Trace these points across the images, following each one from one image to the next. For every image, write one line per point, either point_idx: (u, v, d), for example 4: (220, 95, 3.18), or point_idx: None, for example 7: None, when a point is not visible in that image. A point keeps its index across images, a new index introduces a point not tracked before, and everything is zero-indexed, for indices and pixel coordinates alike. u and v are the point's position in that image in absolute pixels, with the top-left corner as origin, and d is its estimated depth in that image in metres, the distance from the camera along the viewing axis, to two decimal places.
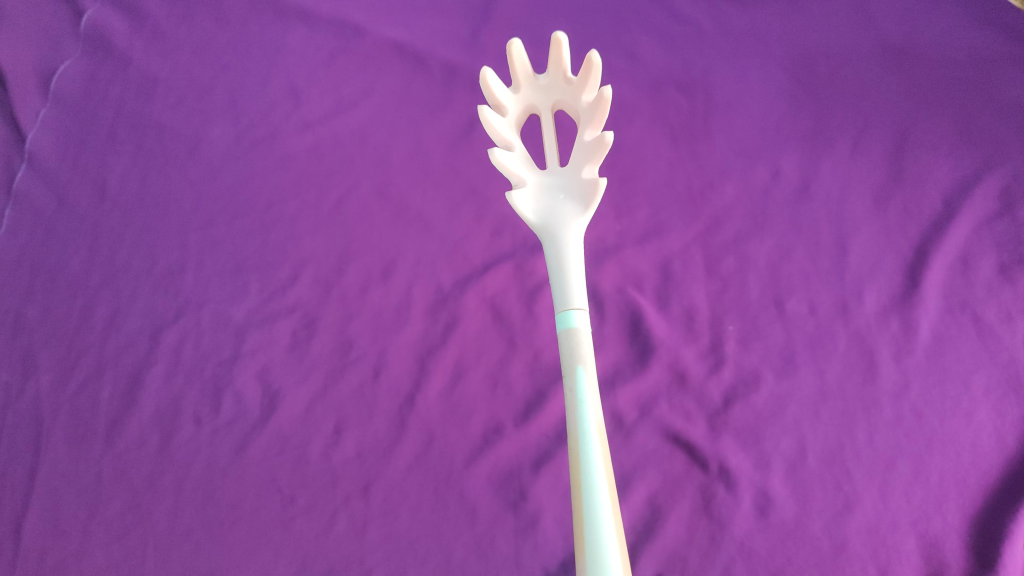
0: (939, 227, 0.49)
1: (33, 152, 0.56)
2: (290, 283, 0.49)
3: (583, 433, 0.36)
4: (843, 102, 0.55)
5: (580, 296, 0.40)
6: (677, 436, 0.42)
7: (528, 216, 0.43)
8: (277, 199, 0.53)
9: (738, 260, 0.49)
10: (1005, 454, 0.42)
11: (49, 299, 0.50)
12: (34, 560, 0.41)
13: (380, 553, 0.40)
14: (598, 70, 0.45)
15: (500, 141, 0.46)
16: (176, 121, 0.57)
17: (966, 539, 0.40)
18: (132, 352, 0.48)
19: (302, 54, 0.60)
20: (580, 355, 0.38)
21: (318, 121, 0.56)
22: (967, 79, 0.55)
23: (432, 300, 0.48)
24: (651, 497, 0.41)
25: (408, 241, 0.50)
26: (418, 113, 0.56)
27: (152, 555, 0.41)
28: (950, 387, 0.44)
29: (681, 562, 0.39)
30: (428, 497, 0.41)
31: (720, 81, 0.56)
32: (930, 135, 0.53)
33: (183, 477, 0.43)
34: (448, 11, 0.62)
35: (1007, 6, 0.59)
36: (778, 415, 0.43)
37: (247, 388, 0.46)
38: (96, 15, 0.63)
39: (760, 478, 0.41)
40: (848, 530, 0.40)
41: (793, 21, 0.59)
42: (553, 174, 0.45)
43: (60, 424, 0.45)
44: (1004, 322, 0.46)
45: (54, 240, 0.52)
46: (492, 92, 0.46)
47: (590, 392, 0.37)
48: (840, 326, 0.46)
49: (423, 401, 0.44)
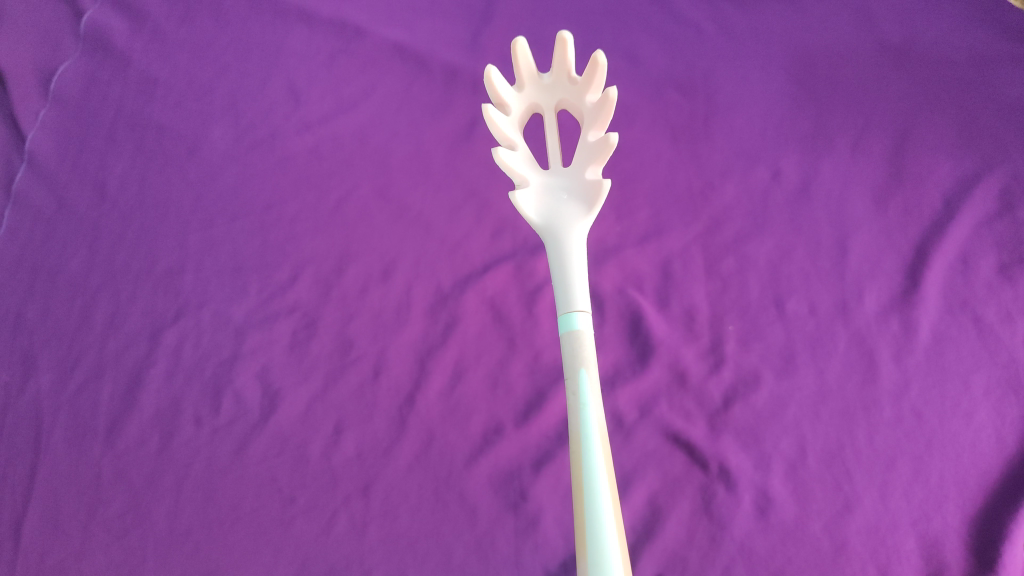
0: (939, 226, 0.49)
1: (32, 151, 0.56)
2: (290, 283, 0.49)
3: (585, 437, 0.36)
4: (843, 101, 0.55)
5: (582, 297, 0.40)
6: (677, 436, 0.42)
7: (531, 216, 0.43)
8: (277, 200, 0.53)
9: (738, 260, 0.49)
10: (1006, 455, 0.42)
11: (48, 299, 0.50)
12: (34, 561, 0.41)
13: (380, 553, 0.40)
14: (604, 70, 0.45)
15: (504, 140, 0.46)
16: (175, 121, 0.57)
17: (966, 539, 0.40)
18: (132, 351, 0.48)
19: (303, 55, 0.60)
20: (583, 357, 0.38)
21: (318, 122, 0.56)
22: (967, 79, 0.55)
23: (432, 300, 0.48)
24: (652, 497, 0.41)
25: (408, 241, 0.50)
26: (418, 113, 0.56)
27: (153, 556, 0.41)
28: (950, 387, 0.44)
29: (682, 562, 0.39)
30: (428, 497, 0.41)
31: (720, 82, 0.56)
32: (930, 135, 0.53)
33: (183, 477, 0.43)
34: (449, 11, 0.62)
35: (1007, 6, 0.59)
36: (778, 415, 0.43)
37: (247, 389, 0.46)
38: (96, 14, 0.62)
39: (760, 478, 0.41)
40: (848, 530, 0.40)
41: (793, 22, 0.59)
42: (556, 174, 0.45)
43: (60, 425, 0.45)
44: (1005, 322, 0.46)
45: (54, 240, 0.52)
46: (496, 91, 0.46)
47: (593, 394, 0.37)
48: (840, 326, 0.46)
49: (423, 402, 0.44)
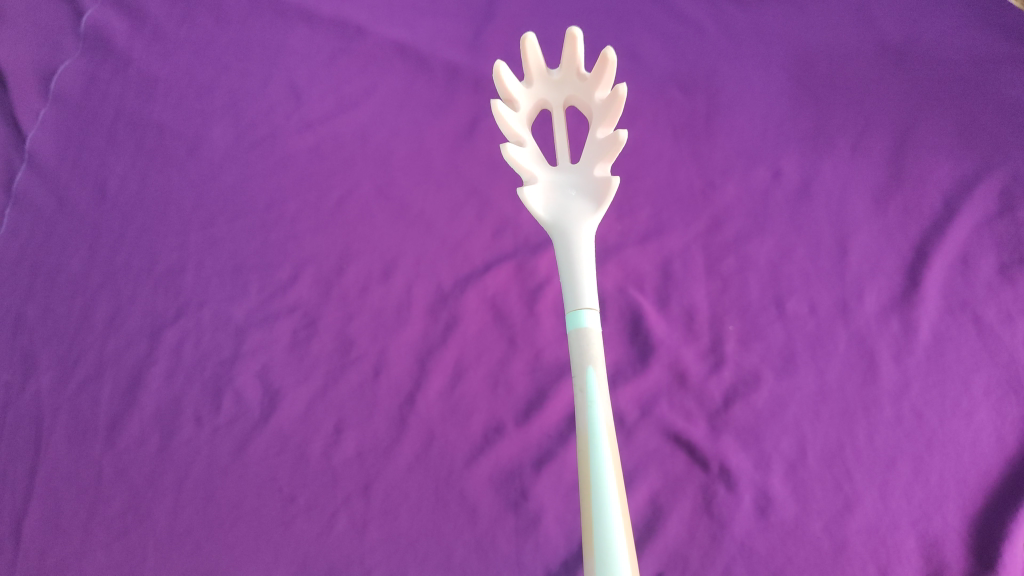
0: (939, 227, 0.49)
1: (33, 151, 0.56)
2: (290, 283, 0.49)
3: (593, 434, 0.36)
4: (843, 102, 0.55)
5: (590, 295, 0.40)
6: (678, 436, 0.42)
7: (539, 213, 0.43)
8: (277, 199, 0.53)
9: (738, 260, 0.49)
10: (1005, 455, 0.42)
11: (49, 299, 0.50)
12: (34, 560, 0.41)
13: (380, 552, 0.40)
14: (612, 68, 0.45)
15: (512, 135, 0.46)
16: (176, 121, 0.57)
17: (966, 539, 0.40)
18: (132, 351, 0.48)
19: (304, 54, 0.60)
20: (592, 354, 0.38)
21: (319, 121, 0.56)
22: (967, 79, 0.55)
23: (433, 300, 0.48)
24: (652, 496, 0.41)
25: (409, 240, 0.50)
26: (419, 113, 0.56)
27: (153, 555, 0.41)
28: (950, 386, 0.44)
29: (682, 562, 0.39)
30: (428, 496, 0.41)
31: (722, 82, 0.56)
32: (931, 135, 0.53)
33: (183, 477, 0.43)
34: (449, 11, 0.62)
35: (1007, 6, 0.59)
36: (778, 415, 0.43)
37: (247, 388, 0.46)
38: (96, 15, 0.63)
39: (760, 477, 0.41)
40: (848, 530, 0.40)
41: (793, 22, 0.59)
42: (565, 171, 0.45)
43: (60, 424, 0.45)
44: (1005, 322, 0.46)
45: (54, 240, 0.52)
46: (505, 86, 0.46)
47: (601, 392, 0.37)
48: (840, 325, 0.46)
49: (423, 401, 0.44)
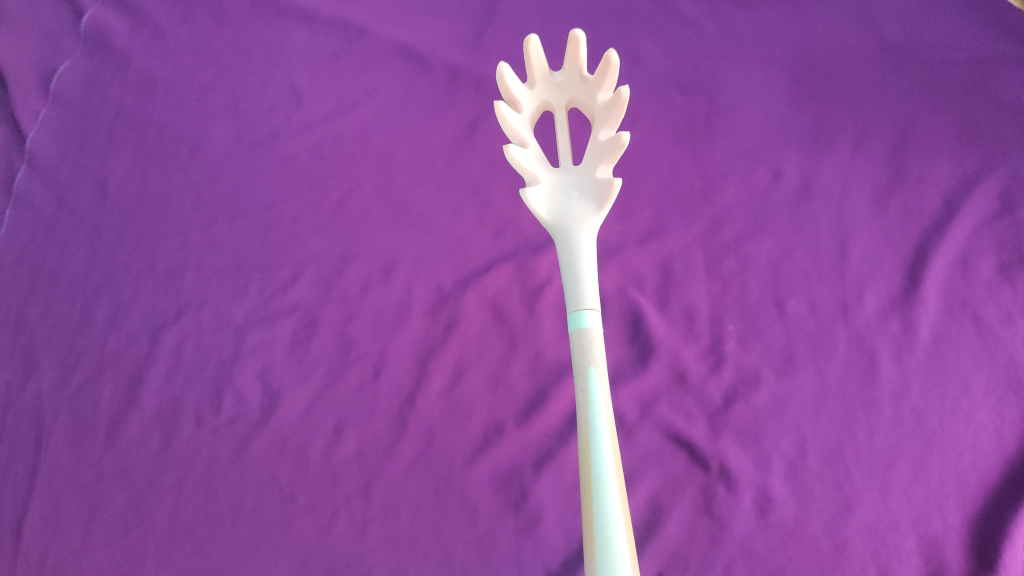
0: (939, 226, 0.49)
1: (33, 151, 0.56)
2: (290, 283, 0.49)
3: (594, 434, 0.36)
4: (843, 102, 0.55)
5: (591, 295, 0.40)
6: (677, 436, 0.42)
7: (541, 214, 0.43)
8: (278, 200, 0.53)
9: (738, 261, 0.49)
10: (1005, 454, 0.42)
11: (49, 300, 0.50)
12: (35, 560, 0.41)
13: (380, 552, 0.40)
14: (615, 70, 0.45)
15: (515, 136, 0.46)
16: (176, 121, 0.57)
17: (966, 539, 0.40)
18: (132, 351, 0.48)
19: (305, 54, 0.60)
20: (593, 354, 0.38)
21: (319, 121, 0.56)
22: (967, 79, 0.55)
23: (433, 300, 0.48)
24: (652, 496, 0.41)
25: (409, 241, 0.50)
26: (420, 113, 0.56)
27: (153, 554, 0.41)
28: (950, 387, 0.44)
29: (682, 561, 0.39)
30: (428, 496, 0.41)
31: (722, 82, 0.56)
32: (930, 135, 0.53)
33: (183, 477, 0.43)
34: (450, 11, 0.62)
35: (1007, 6, 0.59)
36: (778, 415, 0.43)
37: (247, 388, 0.46)
38: (96, 15, 0.63)
39: (760, 478, 0.41)
40: (848, 530, 0.40)
41: (793, 22, 0.59)
42: (568, 173, 0.45)
43: (60, 424, 0.45)
44: (1005, 322, 0.46)
45: (54, 240, 0.52)
46: (508, 88, 0.46)
47: (603, 392, 0.37)
48: (840, 326, 0.46)
49: (423, 401, 0.44)
